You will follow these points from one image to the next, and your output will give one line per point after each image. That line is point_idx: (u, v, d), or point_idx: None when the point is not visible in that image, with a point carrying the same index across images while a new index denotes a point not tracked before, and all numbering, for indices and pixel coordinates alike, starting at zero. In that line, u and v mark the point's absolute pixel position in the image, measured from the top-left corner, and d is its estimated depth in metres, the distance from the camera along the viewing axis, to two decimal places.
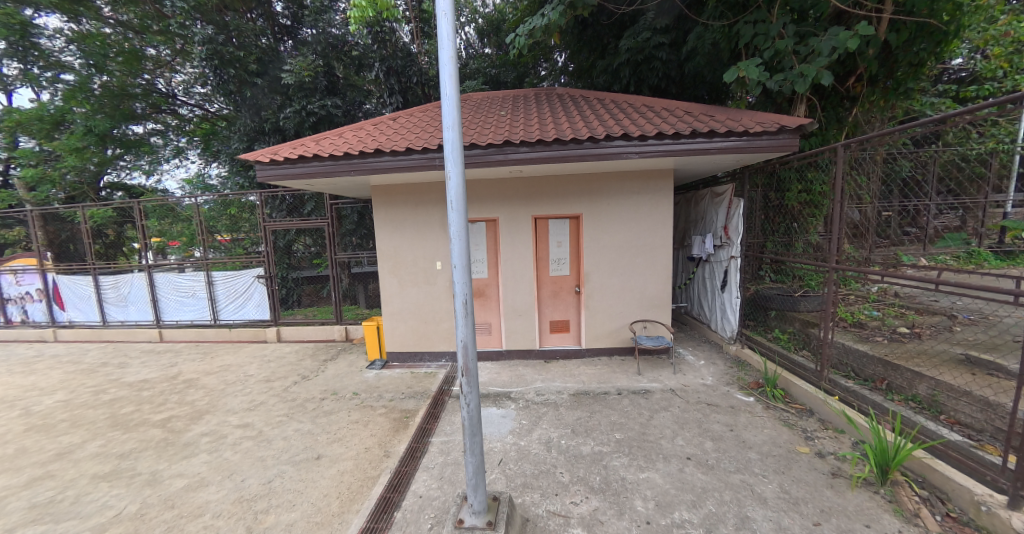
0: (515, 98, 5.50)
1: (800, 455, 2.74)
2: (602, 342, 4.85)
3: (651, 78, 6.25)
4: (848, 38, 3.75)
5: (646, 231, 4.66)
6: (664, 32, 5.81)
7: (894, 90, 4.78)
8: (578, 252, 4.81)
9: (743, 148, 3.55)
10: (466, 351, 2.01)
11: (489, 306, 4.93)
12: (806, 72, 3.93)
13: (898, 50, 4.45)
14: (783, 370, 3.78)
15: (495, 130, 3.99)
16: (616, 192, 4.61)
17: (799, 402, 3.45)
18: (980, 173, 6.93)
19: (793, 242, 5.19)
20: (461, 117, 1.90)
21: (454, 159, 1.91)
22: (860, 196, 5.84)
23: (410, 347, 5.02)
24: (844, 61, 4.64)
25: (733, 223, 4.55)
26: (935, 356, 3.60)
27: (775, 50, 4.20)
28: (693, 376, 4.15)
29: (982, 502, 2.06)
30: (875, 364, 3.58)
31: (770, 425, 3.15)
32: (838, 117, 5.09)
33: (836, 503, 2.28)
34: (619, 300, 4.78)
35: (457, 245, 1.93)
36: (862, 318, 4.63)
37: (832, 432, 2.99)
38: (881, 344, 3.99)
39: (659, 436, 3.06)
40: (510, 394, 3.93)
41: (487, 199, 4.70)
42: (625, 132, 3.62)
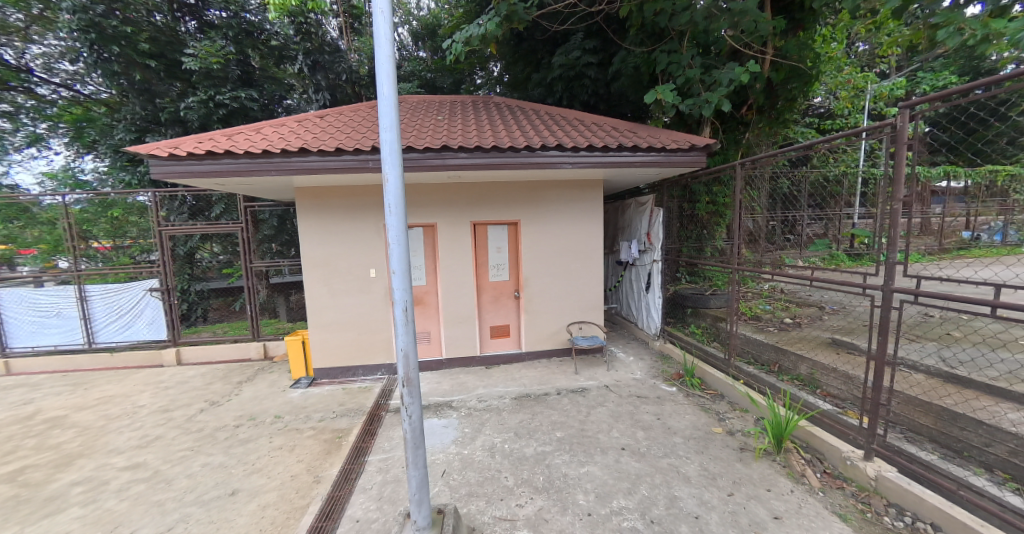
0: (453, 104, 5.49)
1: (715, 435, 3.08)
2: (541, 345, 4.99)
3: (581, 94, 6.62)
4: (742, 73, 4.37)
5: (581, 237, 4.92)
6: (593, 52, 6.22)
7: (777, 119, 5.68)
8: (517, 257, 4.91)
9: (663, 162, 3.94)
10: (406, 358, 1.93)
11: (428, 313, 4.80)
12: (710, 98, 4.50)
13: (779, 87, 5.32)
14: (699, 362, 4.22)
15: (433, 135, 3.93)
16: (553, 200, 4.81)
17: (713, 388, 3.88)
18: (837, 190, 8.49)
19: (703, 247, 5.84)
20: (400, 119, 1.85)
21: (393, 162, 1.84)
22: (754, 207, 6.78)
23: (342, 361, 4.68)
24: (739, 92, 5.40)
25: (655, 229, 4.99)
26: (811, 341, 4.32)
27: (687, 76, 4.72)
28: (624, 371, 4.45)
29: (848, 458, 2.50)
30: (770, 350, 4.17)
31: (690, 411, 3.49)
32: (735, 138, 5.82)
33: (744, 473, 2.60)
34: (558, 304, 4.96)
35: (398, 250, 1.86)
36: (759, 312, 5.37)
37: (740, 411, 3.41)
38: (773, 333, 4.66)
39: (596, 430, 3.22)
40: (452, 402, 3.86)
41: (425, 204, 4.59)
42: (560, 142, 3.80)
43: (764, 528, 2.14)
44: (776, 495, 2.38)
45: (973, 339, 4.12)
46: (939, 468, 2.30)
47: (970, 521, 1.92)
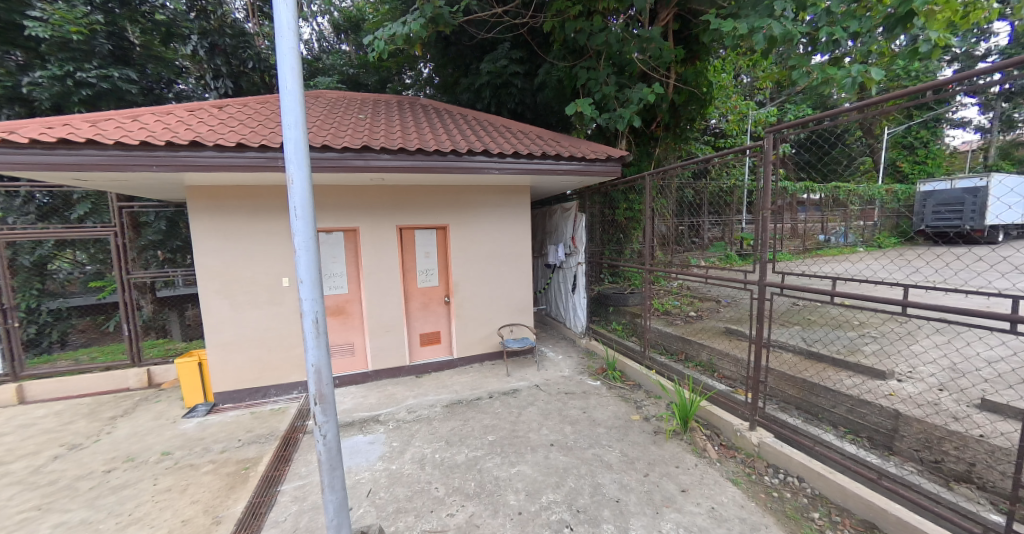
0: (375, 103, 5.25)
1: (634, 422, 3.34)
2: (473, 350, 4.96)
3: (509, 102, 6.78)
4: (649, 93, 4.85)
5: (509, 241, 5.03)
6: (519, 62, 6.42)
7: (680, 136, 6.41)
8: (446, 262, 4.83)
9: (583, 170, 4.21)
10: (318, 374, 1.78)
11: (350, 324, 4.49)
12: (623, 114, 4.92)
13: (681, 108, 6.02)
14: (620, 356, 4.55)
15: (352, 134, 3.71)
16: (481, 205, 4.83)
17: (631, 379, 4.21)
18: (729, 199, 9.83)
19: (622, 249, 6.33)
20: (308, 116, 1.72)
21: (300, 161, 1.70)
22: (664, 213, 7.53)
23: (249, 382, 4.15)
24: (649, 110, 5.98)
25: (579, 234, 5.29)
26: (710, 330, 4.92)
27: (603, 93, 5.11)
28: (554, 370, 4.63)
29: (738, 430, 2.88)
30: (677, 340, 4.66)
31: (612, 402, 3.74)
32: (647, 152, 6.44)
33: (658, 454, 2.86)
34: (488, 307, 4.99)
35: (306, 258, 1.72)
36: (669, 307, 5.96)
37: (654, 398, 3.75)
38: (680, 326, 5.22)
39: (527, 429, 3.29)
40: (379, 416, 3.66)
41: (345, 207, 4.30)
42: (486, 148, 3.85)
43: (674, 502, 2.37)
44: (683, 470, 2.66)
45: (825, 321, 5.06)
46: (802, 430, 2.77)
47: (824, 471, 2.34)
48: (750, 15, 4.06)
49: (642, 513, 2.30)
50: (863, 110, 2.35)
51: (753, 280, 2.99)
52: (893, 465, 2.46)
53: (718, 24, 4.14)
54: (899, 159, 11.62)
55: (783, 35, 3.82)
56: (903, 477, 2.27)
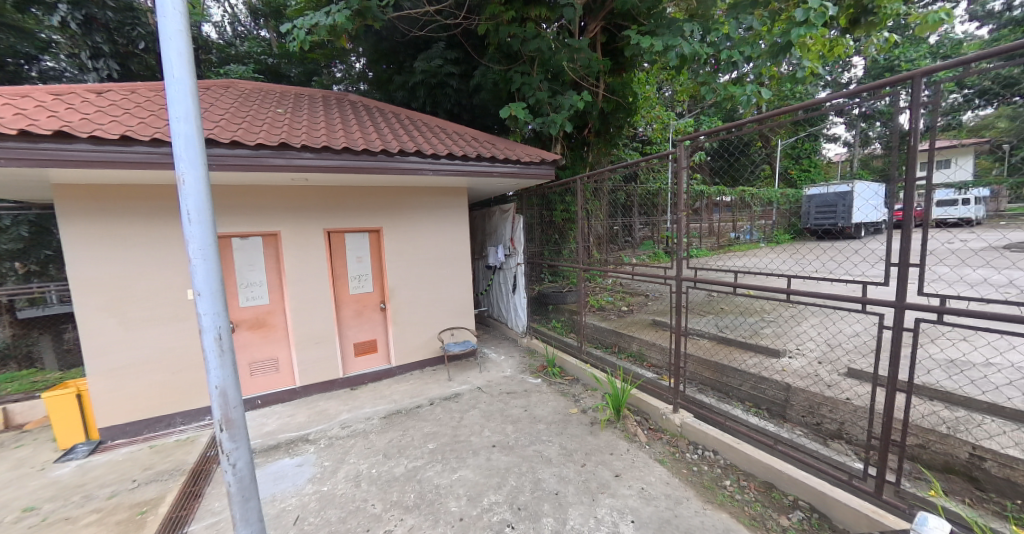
0: (297, 96, 4.86)
1: (572, 415, 3.48)
2: (412, 356, 4.81)
3: (445, 102, 6.69)
4: (579, 100, 5.09)
5: (448, 244, 4.96)
6: (454, 63, 6.37)
7: (609, 142, 6.82)
8: (380, 267, 4.62)
9: (518, 173, 4.29)
10: (225, 397, 1.59)
11: (273, 337, 4.09)
12: (555, 119, 5.09)
13: (610, 116, 6.41)
14: (559, 352, 4.71)
15: (269, 130, 3.40)
16: (417, 207, 4.70)
17: (570, 374, 4.38)
18: (654, 201, 10.67)
19: (560, 250, 6.56)
20: (202, 109, 1.54)
21: (193, 159, 1.51)
22: (598, 214, 7.96)
23: (147, 412, 3.59)
24: (581, 116, 6.29)
25: (517, 235, 5.38)
26: (640, 323, 5.30)
27: (537, 98, 5.25)
28: (496, 371, 4.65)
29: (663, 413, 3.14)
30: (611, 334, 4.95)
31: (552, 397, 3.86)
32: (580, 156, 6.76)
33: (594, 444, 3.01)
34: (427, 312, 4.87)
35: (204, 267, 1.53)
36: (604, 303, 6.31)
37: (591, 390, 3.94)
38: (614, 320, 5.55)
39: (469, 433, 3.26)
40: (308, 435, 3.38)
41: (263, 209, 3.92)
42: (419, 149, 3.76)
43: (609, 487, 2.51)
44: (616, 456, 2.83)
45: (734, 310, 5.71)
46: (715, 408, 3.09)
47: (733, 443, 2.63)
48: (664, 34, 4.49)
49: (580, 502, 2.40)
50: (757, 123, 2.70)
51: (672, 274, 3.29)
52: (786, 431, 2.85)
53: (638, 39, 4.49)
54: (790, 168, 13.50)
55: (692, 54, 4.31)
56: (793, 440, 2.63)
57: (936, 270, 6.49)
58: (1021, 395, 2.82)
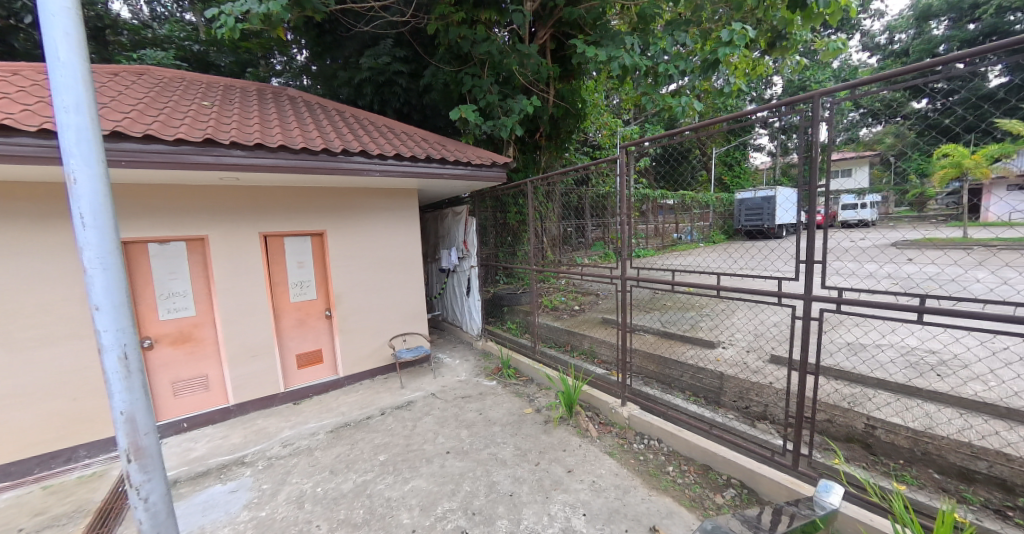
0: (226, 88, 4.47)
1: (526, 415, 3.53)
2: (362, 365, 4.59)
3: (393, 101, 6.49)
4: (529, 104, 5.17)
5: (398, 247, 4.81)
6: (403, 61, 6.21)
7: (559, 146, 7.01)
8: (324, 273, 4.37)
9: (469, 176, 4.27)
10: (133, 423, 1.43)
11: (200, 353, 3.72)
12: (505, 123, 5.13)
13: (560, 121, 6.60)
14: (513, 353, 4.75)
15: (192, 124, 3.09)
16: (364, 209, 4.51)
17: (524, 374, 4.43)
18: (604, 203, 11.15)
19: (514, 251, 6.62)
20: (99, 98, 1.38)
21: (86, 155, 1.34)
22: (550, 217, 8.16)
23: (39, 447, 3.10)
24: (532, 121, 6.41)
25: (470, 237, 5.36)
26: (591, 321, 5.50)
27: (487, 101, 5.26)
28: (450, 376, 4.58)
29: (612, 407, 3.28)
30: (563, 333, 5.08)
31: (507, 399, 3.88)
32: (531, 159, 6.89)
33: (548, 442, 3.06)
34: (377, 318, 4.68)
35: (103, 277, 1.37)
36: (557, 303, 6.47)
37: (545, 389, 4.02)
38: (566, 319, 5.71)
39: (422, 441, 3.18)
40: (244, 457, 3.11)
41: (186, 211, 3.55)
42: (364, 149, 3.61)
43: (562, 483, 2.57)
44: (569, 452, 2.91)
45: (676, 305, 6.12)
46: (659, 399, 3.28)
47: (675, 431, 2.81)
48: (608, 46, 4.70)
49: (534, 501, 2.43)
50: (692, 132, 2.92)
51: (617, 274, 3.46)
52: (720, 416, 3.10)
53: (583, 49, 4.66)
54: (724, 175, 14.74)
55: (633, 65, 4.56)
56: (726, 424, 2.87)
57: (840, 265, 7.43)
58: (902, 371, 3.30)
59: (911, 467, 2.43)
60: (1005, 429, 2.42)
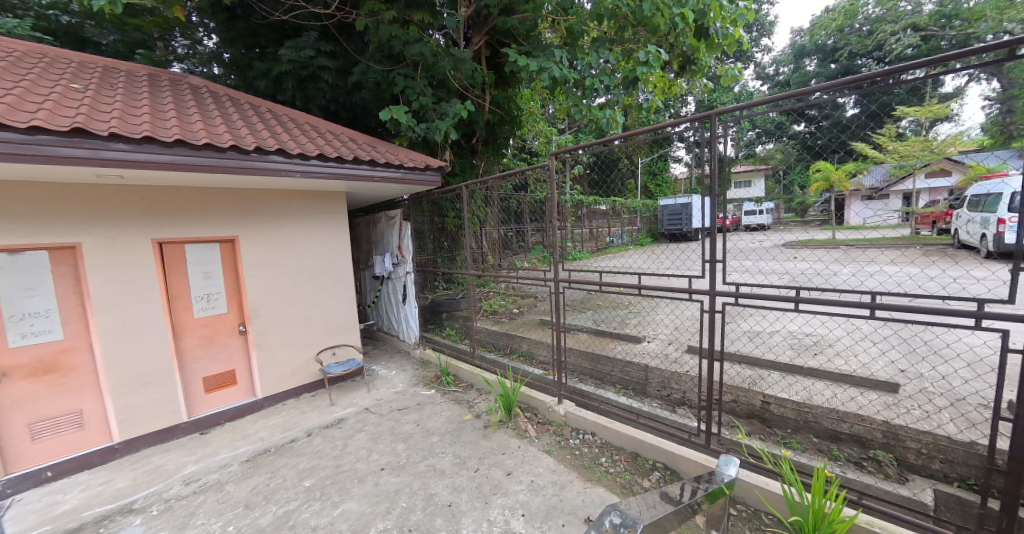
0: (107, 70, 3.83)
1: (466, 422, 3.48)
2: (284, 384, 4.19)
3: (319, 98, 6.08)
4: (462, 108, 5.13)
5: (324, 254, 4.49)
6: (329, 55, 5.84)
7: (496, 152, 7.11)
8: (237, 283, 3.92)
9: (401, 179, 4.14)
10: None
11: (73, 383, 3.11)
12: (439, 126, 5.05)
13: (496, 127, 6.70)
14: (452, 360, 4.67)
15: (57, 110, 2.59)
16: (284, 213, 4.15)
17: (463, 381, 4.38)
18: None
19: (453, 257, 6.54)
20: None
21: None
22: (488, 221, 8.20)
23: None
24: (468, 125, 6.42)
25: (405, 242, 5.19)
26: (529, 323, 5.62)
27: (421, 103, 5.13)
28: (386, 388, 4.36)
29: (549, 406, 3.38)
30: (502, 337, 5.14)
31: (446, 407, 3.80)
32: (468, 164, 6.88)
33: (488, 447, 3.06)
34: (302, 332, 4.31)
35: None
36: (496, 307, 6.50)
37: (484, 394, 4.00)
38: (505, 323, 5.77)
39: (354, 460, 2.98)
40: (132, 503, 2.65)
41: (51, 214, 2.96)
42: (283, 148, 3.33)
43: (501, 487, 2.57)
44: (508, 455, 2.93)
45: (608, 305, 6.52)
46: (591, 394, 3.45)
47: (606, 423, 2.98)
48: (539, 57, 4.88)
49: (473, 508, 2.40)
50: (616, 142, 3.13)
51: (550, 277, 3.58)
52: (646, 405, 3.34)
53: (515, 57, 4.77)
54: (649, 183, 16.05)
55: (562, 77, 4.78)
56: (650, 412, 3.11)
57: (742, 264, 8.49)
58: (789, 353, 3.85)
59: (797, 434, 2.84)
60: (860, 395, 2.95)
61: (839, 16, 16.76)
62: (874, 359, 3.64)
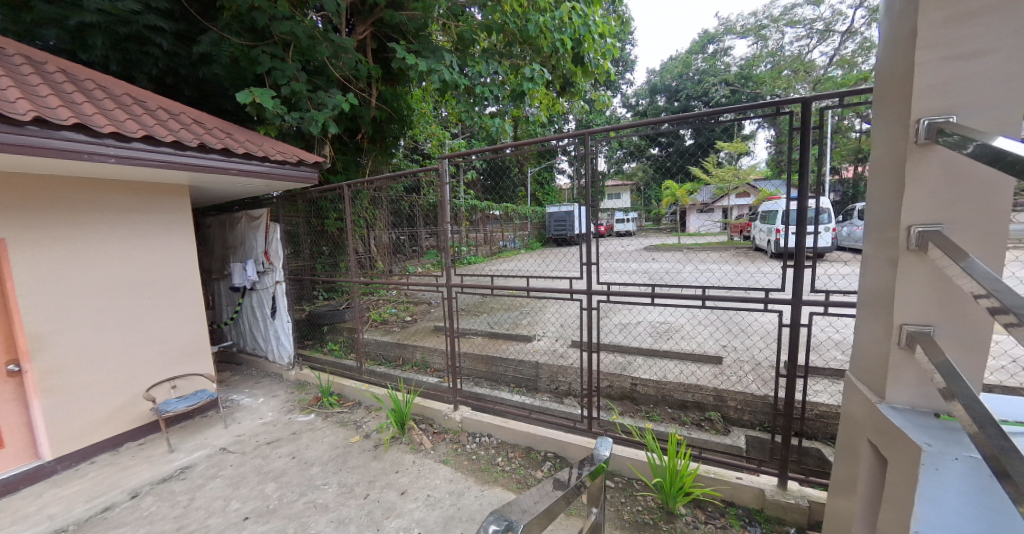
0: None
1: (353, 445, 3.18)
2: (92, 435, 3.20)
3: (148, 65, 4.86)
4: (343, 100, 4.69)
5: (155, 263, 3.61)
6: (164, 16, 4.74)
7: (385, 151, 6.76)
8: (5, 304, 2.86)
9: (265, 174, 3.59)
10: None
11: None
12: (315, 117, 4.51)
13: (384, 124, 6.37)
14: (335, 377, 4.22)
15: None
16: (90, 211, 3.21)
17: (349, 400, 4.00)
18: None
19: (336, 263, 5.94)
20: None
21: None
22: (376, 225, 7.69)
23: None
24: (352, 120, 5.95)
25: (273, 247, 4.52)
26: (423, 331, 5.45)
27: (292, 88, 4.49)
28: (249, 420, 3.70)
29: (445, 414, 3.31)
30: (394, 347, 4.87)
31: (329, 431, 3.41)
32: (353, 161, 6.37)
33: (379, 468, 2.85)
34: (121, 362, 3.38)
35: None
36: (386, 316, 6.12)
37: (374, 411, 3.72)
38: (396, 332, 5.47)
39: (205, 516, 2.45)
40: None
41: None
42: (85, 123, 2.56)
43: (394, 509, 2.42)
44: (402, 473, 2.77)
45: (501, 307, 6.76)
46: (486, 397, 3.51)
47: (501, 423, 3.06)
48: (428, 58, 4.78)
49: None
50: (505, 151, 3.27)
51: (443, 282, 3.53)
52: (537, 400, 3.55)
53: (404, 54, 4.59)
54: (538, 192, 17.18)
55: (452, 81, 4.77)
56: (540, 406, 3.31)
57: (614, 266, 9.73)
58: (650, 340, 4.56)
59: (656, 408, 3.36)
60: (697, 369, 3.65)
61: (678, 64, 20.69)
62: (706, 339, 4.57)
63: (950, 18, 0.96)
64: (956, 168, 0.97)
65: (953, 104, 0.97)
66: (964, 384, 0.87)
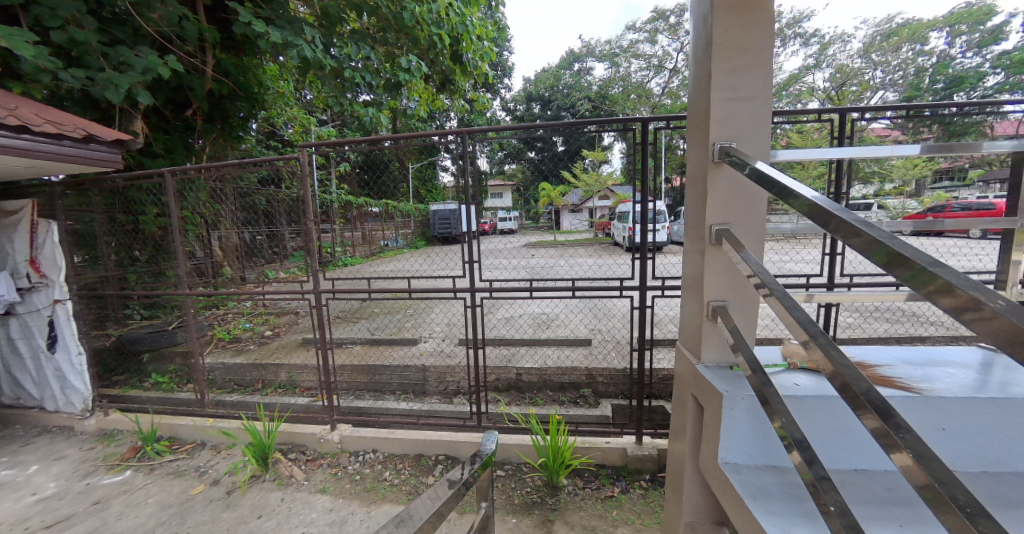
0: None
1: (195, 497, 2.59)
2: None
3: None
4: (158, 63, 3.68)
5: None
6: None
7: (229, 133, 5.66)
8: None
9: (26, 152, 2.60)
10: None
11: None
12: (116, 80, 3.43)
13: (225, 100, 5.29)
14: (163, 418, 3.34)
15: None
16: None
17: (187, 442, 3.22)
18: None
19: (161, 271, 4.73)
20: None
21: None
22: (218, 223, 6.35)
23: None
24: (176, 90, 4.78)
25: (46, 254, 3.36)
26: (288, 346, 4.75)
27: (71, 36, 3.30)
28: (15, 499, 2.65)
29: (320, 437, 2.96)
30: (250, 370, 4.12)
31: (157, 487, 2.70)
32: (183, 143, 5.16)
33: (234, 517, 2.38)
34: None
35: None
36: (237, 333, 5.13)
37: (224, 450, 3.08)
38: (252, 351, 4.63)
39: None
40: None
41: None
42: None
43: None
44: (267, 516, 2.37)
45: (384, 311, 6.38)
46: (369, 409, 3.26)
47: (387, 434, 2.88)
48: (283, 29, 4.14)
49: None
50: (383, 144, 3.06)
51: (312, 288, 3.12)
52: (425, 403, 3.46)
53: (249, 19, 3.85)
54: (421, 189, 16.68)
55: (315, 61, 4.23)
56: (429, 409, 3.23)
57: None
58: (530, 330, 4.91)
59: (539, 393, 3.64)
60: (571, 352, 4.09)
61: (548, 76, 22.63)
62: (578, 324, 5.14)
63: (730, 69, 1.28)
64: (735, 182, 1.31)
65: (734, 134, 1.30)
66: (745, 342, 1.18)
